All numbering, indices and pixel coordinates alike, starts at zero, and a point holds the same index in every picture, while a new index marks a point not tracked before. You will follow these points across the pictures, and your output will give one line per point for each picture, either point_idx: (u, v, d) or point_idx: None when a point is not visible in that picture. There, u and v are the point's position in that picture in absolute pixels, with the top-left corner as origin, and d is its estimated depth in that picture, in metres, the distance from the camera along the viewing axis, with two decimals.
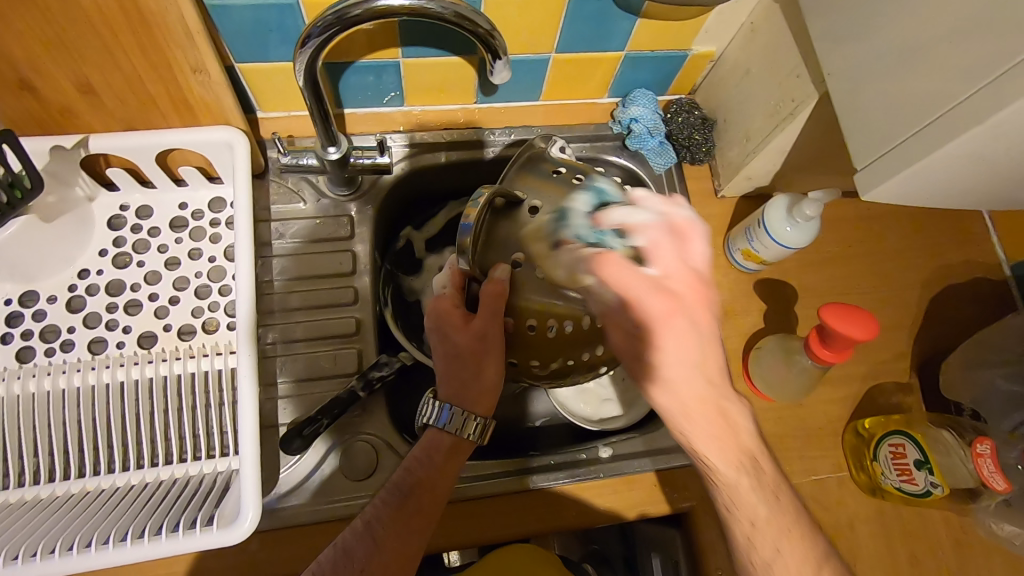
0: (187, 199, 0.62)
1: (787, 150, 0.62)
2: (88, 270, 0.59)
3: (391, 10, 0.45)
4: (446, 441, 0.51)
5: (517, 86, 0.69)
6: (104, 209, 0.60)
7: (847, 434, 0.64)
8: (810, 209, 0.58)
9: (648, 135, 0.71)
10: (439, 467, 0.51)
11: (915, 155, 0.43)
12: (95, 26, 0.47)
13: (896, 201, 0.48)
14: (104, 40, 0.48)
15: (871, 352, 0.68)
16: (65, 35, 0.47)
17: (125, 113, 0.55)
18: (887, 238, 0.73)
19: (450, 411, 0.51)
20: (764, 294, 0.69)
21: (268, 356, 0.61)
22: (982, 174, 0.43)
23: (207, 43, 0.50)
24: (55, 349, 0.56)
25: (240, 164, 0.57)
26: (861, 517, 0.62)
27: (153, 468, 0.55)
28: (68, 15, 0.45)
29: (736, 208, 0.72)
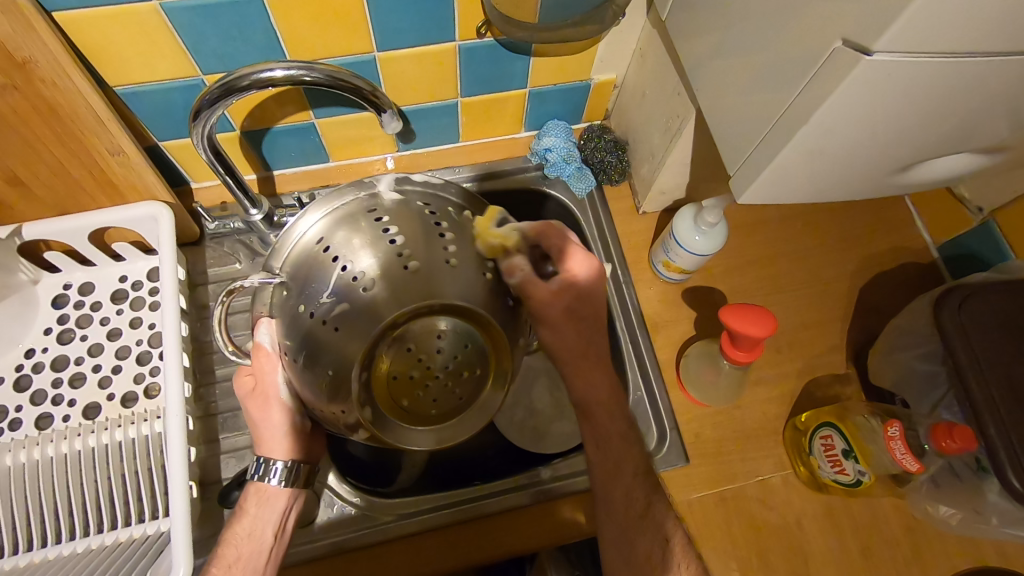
0: (127, 272, 0.65)
1: (689, 162, 0.65)
2: (34, 349, 0.62)
3: (275, 80, 0.49)
4: (264, 491, 0.52)
5: (432, 131, 0.73)
6: (48, 290, 0.64)
7: (786, 430, 0.65)
8: (711, 216, 0.61)
9: (564, 163, 0.74)
10: (257, 501, 0.52)
11: (767, 158, 0.45)
12: (10, 125, 0.51)
13: (771, 201, 0.50)
14: (22, 136, 0.52)
15: (804, 347, 0.69)
16: None
17: (56, 199, 0.59)
18: (812, 233, 0.75)
19: (262, 460, 0.52)
20: (692, 302, 0.71)
21: (210, 413, 0.63)
22: (833, 167, 0.45)
23: (119, 127, 0.55)
24: (4, 429, 0.59)
25: (165, 234, 0.60)
26: (809, 513, 0.62)
27: (98, 535, 0.56)
28: None
29: (658, 222, 0.75)
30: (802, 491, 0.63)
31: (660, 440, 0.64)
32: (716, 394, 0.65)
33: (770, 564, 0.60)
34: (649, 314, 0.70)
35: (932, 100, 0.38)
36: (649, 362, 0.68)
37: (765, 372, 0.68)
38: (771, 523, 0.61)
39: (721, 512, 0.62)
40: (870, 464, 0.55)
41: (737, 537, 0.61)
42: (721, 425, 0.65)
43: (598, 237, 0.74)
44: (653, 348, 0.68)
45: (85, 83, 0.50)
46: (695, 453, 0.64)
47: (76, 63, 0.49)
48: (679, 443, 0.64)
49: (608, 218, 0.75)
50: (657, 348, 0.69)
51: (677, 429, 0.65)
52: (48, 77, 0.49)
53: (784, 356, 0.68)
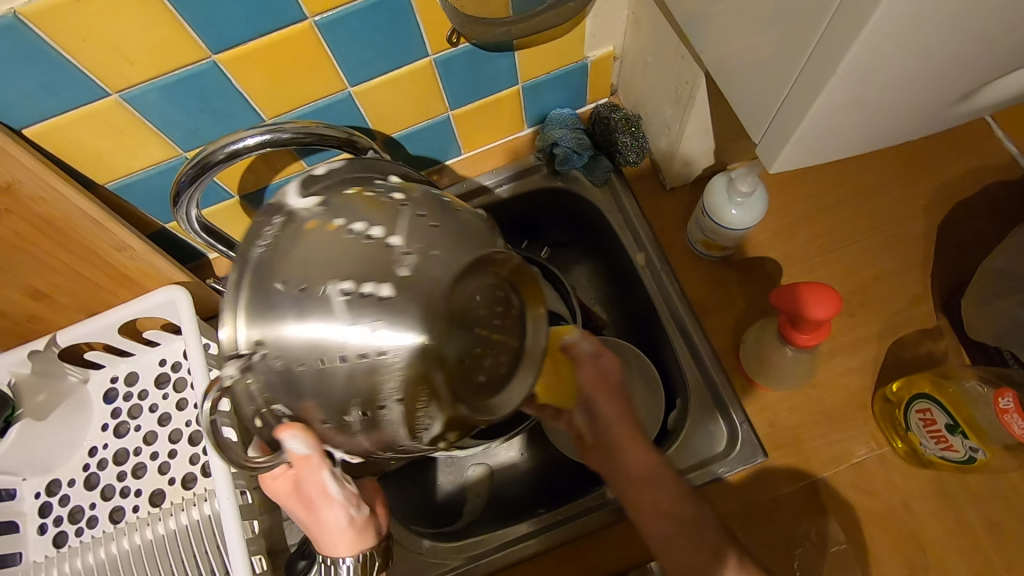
0: (165, 354, 0.66)
1: (710, 127, 0.58)
2: (96, 447, 0.64)
3: (247, 149, 0.46)
4: None
5: (431, 149, 0.69)
6: (98, 387, 0.66)
7: (875, 403, 0.57)
8: (743, 185, 0.55)
9: (574, 154, 0.68)
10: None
11: (795, 119, 0.38)
12: (16, 246, 0.52)
13: (810, 161, 0.43)
14: (31, 254, 0.53)
15: (881, 304, 0.61)
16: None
17: (81, 303, 0.60)
18: (870, 173, 0.66)
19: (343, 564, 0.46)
20: (743, 277, 0.64)
21: None
22: (876, 112, 0.38)
23: (117, 223, 0.54)
24: (83, 528, 0.61)
25: (186, 316, 0.60)
26: (917, 493, 0.54)
27: None
28: None
29: (689, 196, 0.68)
30: (905, 470, 0.55)
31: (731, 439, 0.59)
32: (786, 378, 0.58)
33: (880, 557, 0.53)
34: (696, 300, 0.64)
35: (989, 13, 0.31)
36: (704, 353, 0.62)
37: (840, 342, 0.60)
38: (874, 511, 0.55)
39: (814, 505, 0.55)
40: (982, 439, 0.47)
41: (837, 533, 0.54)
42: (798, 410, 0.58)
43: (625, 225, 0.69)
44: (707, 336, 0.62)
45: (72, 190, 0.50)
46: (774, 446, 0.58)
47: (57, 172, 0.49)
48: (753, 436, 0.58)
49: (633, 202, 0.69)
50: (711, 335, 0.62)
51: (749, 423, 0.59)
52: (36, 193, 0.48)
53: (859, 319, 0.61)
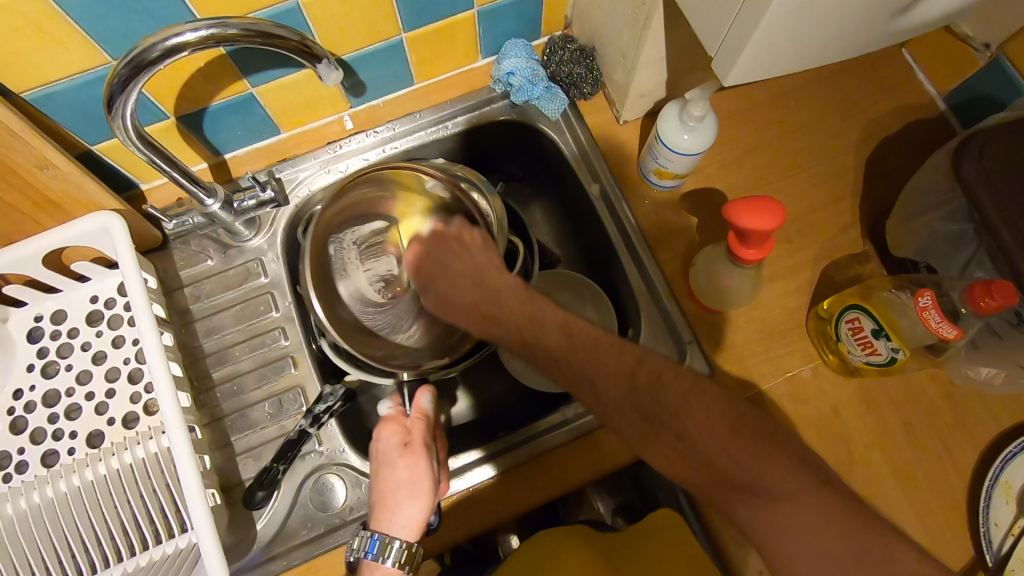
0: (97, 291, 0.62)
1: (664, 55, 0.59)
2: (22, 389, 0.59)
3: (190, 45, 0.41)
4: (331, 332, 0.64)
5: (382, 79, 0.67)
6: (20, 325, 0.61)
7: (810, 321, 0.61)
8: (697, 109, 0.55)
9: (529, 85, 0.68)
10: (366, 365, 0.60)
11: (745, 36, 0.41)
12: None
13: (754, 80, 0.46)
14: None
15: (813, 236, 0.64)
16: None
17: (5, 228, 0.55)
18: (803, 108, 0.68)
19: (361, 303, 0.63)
20: (690, 206, 0.66)
21: (217, 419, 0.61)
22: (812, 30, 0.41)
23: (39, 136, 0.49)
24: (11, 474, 0.57)
25: (122, 245, 0.56)
26: (845, 400, 0.60)
27: (125, 562, 0.53)
28: None
29: (643, 128, 0.69)
30: (833, 380, 0.60)
31: (682, 356, 0.62)
32: (732, 298, 0.61)
33: None
34: (650, 231, 0.66)
35: None
36: (655, 277, 0.64)
37: (777, 268, 0.64)
38: (806, 418, 0.59)
39: None
40: (903, 339, 0.52)
41: None
42: (741, 328, 0.62)
43: (579, 157, 0.69)
44: (659, 263, 0.65)
45: (14, 119, 0.47)
46: (718, 363, 0.61)
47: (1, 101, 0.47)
48: (701, 355, 0.61)
49: (587, 135, 0.69)
50: (663, 264, 0.65)
51: (698, 340, 0.62)
52: None
53: (797, 247, 0.64)
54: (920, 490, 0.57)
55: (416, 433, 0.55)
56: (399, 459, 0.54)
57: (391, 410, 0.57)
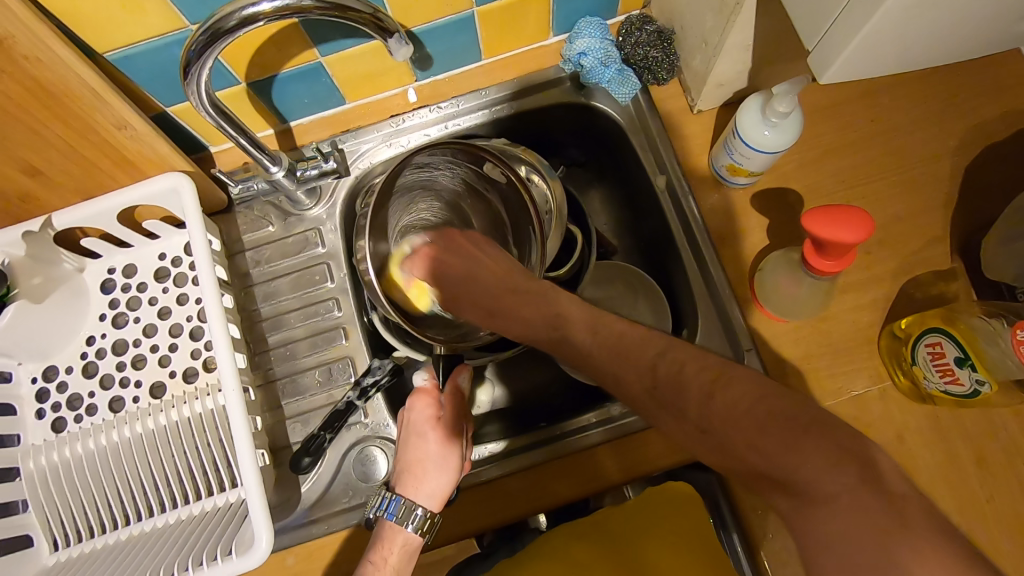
0: (165, 249, 0.64)
1: (750, 43, 0.55)
2: (93, 336, 0.63)
3: (265, 14, 0.41)
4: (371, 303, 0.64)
5: (450, 53, 0.65)
6: (95, 276, 0.64)
7: (882, 339, 0.58)
8: (782, 105, 0.52)
9: (601, 66, 0.65)
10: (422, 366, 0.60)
11: (851, 31, 0.38)
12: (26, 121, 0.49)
13: (853, 80, 0.42)
14: (46, 137, 0.51)
15: (895, 248, 0.60)
16: (17, 143, 0.51)
17: (84, 183, 0.57)
18: (899, 107, 0.63)
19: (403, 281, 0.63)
20: (762, 207, 0.63)
21: (270, 381, 0.63)
22: (929, 26, 0.37)
23: (118, 97, 0.51)
24: (82, 415, 0.61)
25: (189, 206, 0.57)
26: (913, 426, 0.56)
27: (185, 507, 0.58)
28: (44, 123, 0.50)
29: (718, 120, 0.65)
30: (902, 404, 0.56)
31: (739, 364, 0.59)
32: (800, 308, 0.57)
33: None
34: (716, 230, 0.63)
35: None
36: (717, 278, 0.61)
37: (851, 279, 0.60)
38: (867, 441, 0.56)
39: None
40: (989, 371, 0.48)
41: None
42: (806, 340, 0.59)
43: (647, 146, 0.66)
44: (723, 264, 0.62)
45: (97, 79, 0.49)
46: (776, 374, 0.58)
47: (86, 60, 0.48)
48: (759, 364, 0.58)
49: (658, 124, 0.66)
50: (727, 266, 0.62)
51: (757, 349, 0.59)
52: (31, 53, 0.45)
53: (876, 259, 0.60)
54: (988, 530, 0.53)
55: (448, 408, 0.57)
56: (433, 434, 0.54)
57: (426, 383, 0.58)
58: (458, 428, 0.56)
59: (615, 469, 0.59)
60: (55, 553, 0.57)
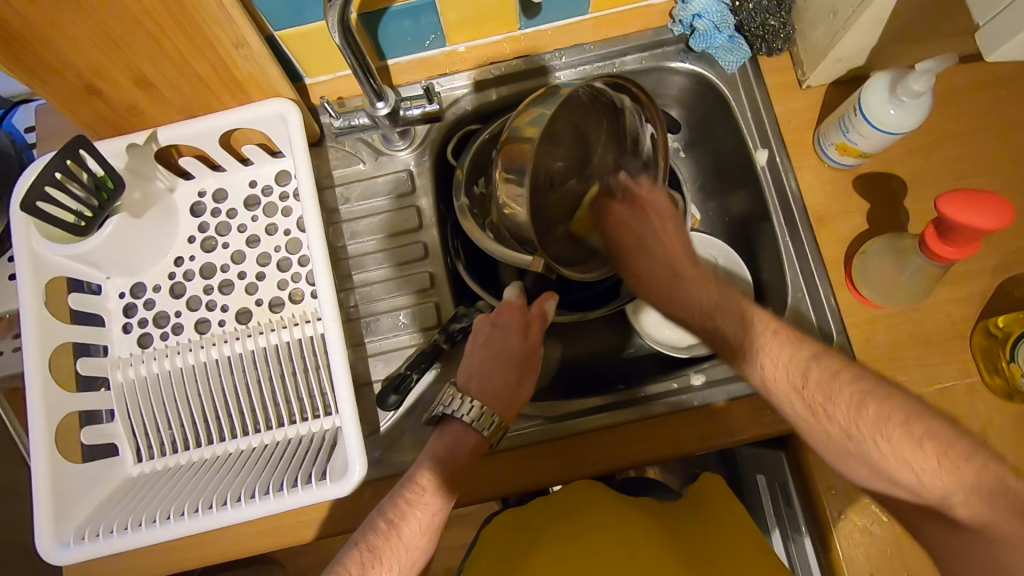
0: (256, 177, 0.64)
1: (887, 19, 0.53)
2: (182, 258, 0.63)
3: None
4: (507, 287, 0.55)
5: (562, 2, 0.63)
6: (185, 198, 0.63)
7: (976, 335, 0.57)
8: (917, 84, 0.50)
9: (716, 31, 0.63)
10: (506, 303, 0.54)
11: None
12: (149, 29, 0.48)
13: (1021, 61, 0.40)
14: (164, 50, 0.51)
15: (997, 246, 0.59)
16: (134, 53, 0.50)
17: (189, 100, 0.56)
18: (1014, 101, 0.61)
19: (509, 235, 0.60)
20: (864, 190, 0.61)
21: (353, 318, 0.63)
22: None
23: (242, 15, 0.50)
24: (168, 333, 0.61)
25: (295, 134, 0.57)
26: (998, 424, 0.56)
27: (269, 431, 0.59)
28: (165, 35, 0.49)
29: (826, 97, 0.64)
30: (988, 400, 0.56)
31: (827, 344, 0.59)
32: (899, 296, 0.57)
33: None
34: (814, 210, 0.62)
35: None
36: (811, 259, 0.61)
37: (950, 272, 0.59)
38: None
39: None
40: None
41: None
42: (896, 328, 0.58)
43: (750, 117, 0.65)
44: (818, 244, 0.61)
45: None
46: (864, 359, 0.58)
47: None
48: (846, 347, 0.58)
49: (763, 96, 0.64)
50: (823, 248, 0.61)
51: (845, 332, 0.59)
52: None
53: (977, 253, 0.59)
54: None
55: (534, 328, 0.53)
56: (521, 344, 0.52)
57: (514, 299, 0.54)
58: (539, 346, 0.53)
59: (689, 439, 0.59)
60: (139, 464, 0.58)
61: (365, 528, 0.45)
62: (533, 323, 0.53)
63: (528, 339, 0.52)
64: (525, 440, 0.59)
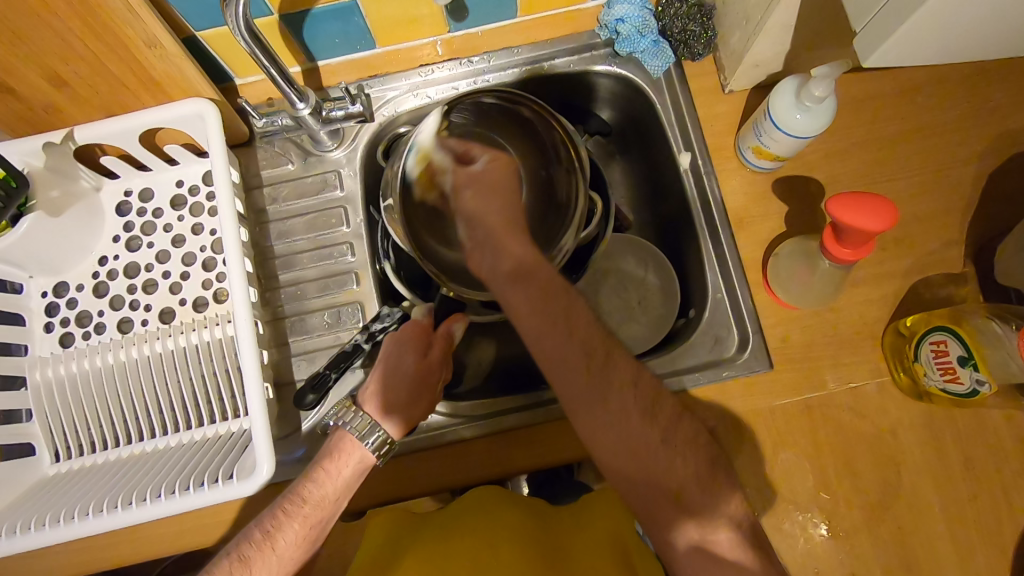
0: (183, 176, 0.64)
1: (794, 24, 0.54)
2: (107, 257, 0.63)
3: None
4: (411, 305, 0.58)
5: (489, 6, 0.64)
6: (111, 197, 0.63)
7: (886, 335, 0.58)
8: (818, 90, 0.51)
9: (638, 35, 0.64)
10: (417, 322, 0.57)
11: (901, 17, 0.37)
12: (55, 29, 0.48)
13: (900, 65, 0.41)
14: (75, 50, 0.51)
15: (909, 247, 0.60)
16: (44, 53, 0.50)
17: (108, 100, 0.56)
18: (928, 106, 0.62)
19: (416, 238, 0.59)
20: (783, 193, 0.63)
21: (278, 318, 0.63)
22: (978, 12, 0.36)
23: (153, 16, 0.50)
24: (90, 332, 0.61)
25: (213, 135, 0.57)
26: (906, 422, 0.57)
27: (188, 431, 0.59)
28: (73, 35, 0.49)
29: (748, 101, 0.65)
30: (897, 399, 0.57)
31: (743, 344, 0.60)
32: (809, 296, 0.58)
33: (853, 472, 0.56)
34: (734, 212, 0.63)
35: None
36: (730, 261, 0.62)
37: (863, 273, 0.60)
38: (858, 431, 0.57)
39: (804, 419, 0.58)
40: (991, 372, 0.49)
41: (822, 446, 0.57)
42: (810, 328, 0.59)
43: (674, 121, 0.66)
44: (738, 246, 0.62)
45: None
46: (779, 358, 0.59)
47: None
48: (762, 348, 0.59)
49: (687, 99, 0.65)
50: (742, 249, 0.62)
51: (761, 332, 0.60)
52: None
53: (889, 256, 0.60)
54: (967, 529, 0.54)
55: (434, 349, 0.56)
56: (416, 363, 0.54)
57: (420, 319, 0.57)
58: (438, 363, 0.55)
59: None
60: (58, 464, 0.58)
61: (240, 539, 0.47)
62: (434, 347, 0.56)
63: (428, 360, 0.55)
64: (447, 439, 0.60)
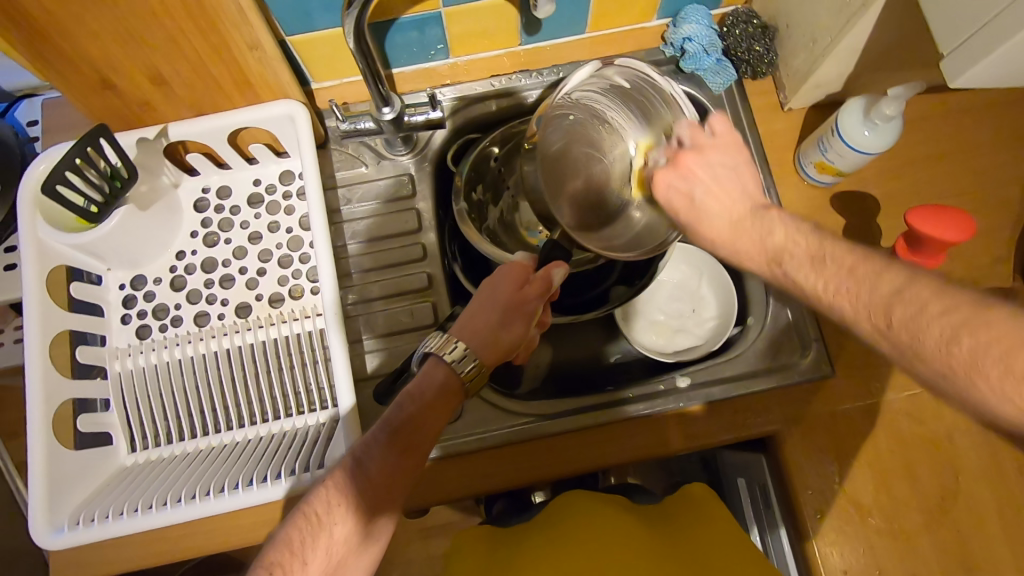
0: (260, 175, 0.66)
1: (862, 47, 0.57)
2: (184, 252, 0.64)
3: None
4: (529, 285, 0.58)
5: (562, 21, 0.67)
6: (190, 193, 0.65)
7: None
8: (889, 108, 0.54)
9: (704, 53, 0.67)
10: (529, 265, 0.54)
11: (994, 41, 0.40)
12: (168, 28, 0.50)
13: (982, 87, 0.44)
14: (181, 48, 0.53)
15: (963, 261, 0.63)
16: (153, 51, 0.52)
17: (200, 98, 0.58)
18: (978, 128, 0.66)
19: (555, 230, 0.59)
20: (841, 207, 0.65)
21: (351, 316, 0.64)
22: None
23: (259, 19, 0.52)
24: (167, 325, 0.62)
25: (304, 135, 0.59)
26: (963, 428, 0.59)
27: (264, 424, 0.60)
28: (183, 34, 0.51)
29: (806, 119, 0.68)
30: (954, 406, 0.60)
31: (805, 351, 0.63)
32: None
33: (914, 476, 0.58)
34: None
35: None
36: None
37: None
38: (918, 437, 0.59)
39: (865, 424, 0.60)
40: None
41: (884, 451, 0.59)
42: (869, 337, 0.62)
43: (736, 137, 0.68)
44: None
45: None
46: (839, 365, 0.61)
47: None
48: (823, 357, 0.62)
49: (748, 116, 0.68)
50: None
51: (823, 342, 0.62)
52: None
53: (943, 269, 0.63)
54: None
55: (534, 282, 0.52)
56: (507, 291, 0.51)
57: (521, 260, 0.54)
58: (536, 304, 0.52)
59: (673, 439, 0.62)
60: (133, 455, 0.59)
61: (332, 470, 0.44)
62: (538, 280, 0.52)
63: (525, 291, 0.52)
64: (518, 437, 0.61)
